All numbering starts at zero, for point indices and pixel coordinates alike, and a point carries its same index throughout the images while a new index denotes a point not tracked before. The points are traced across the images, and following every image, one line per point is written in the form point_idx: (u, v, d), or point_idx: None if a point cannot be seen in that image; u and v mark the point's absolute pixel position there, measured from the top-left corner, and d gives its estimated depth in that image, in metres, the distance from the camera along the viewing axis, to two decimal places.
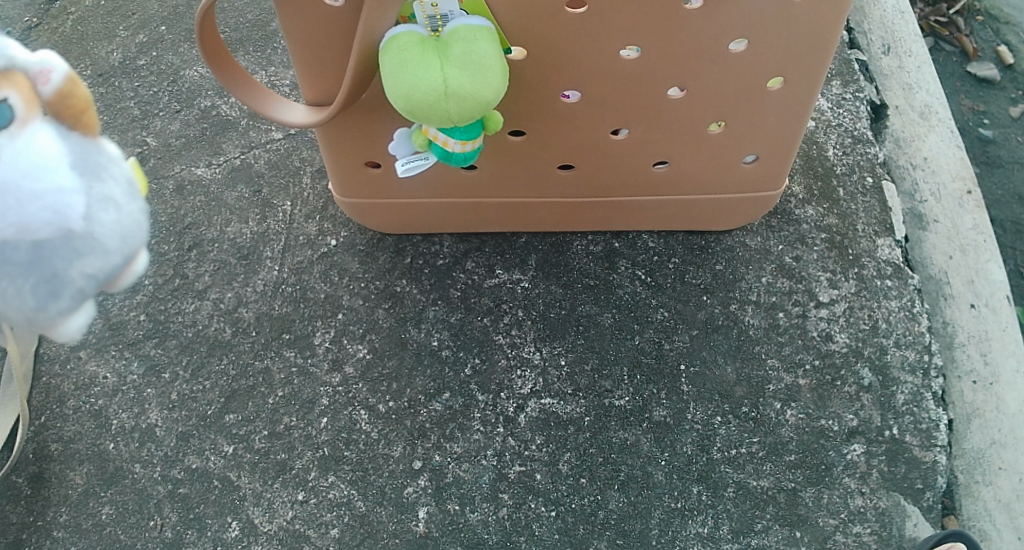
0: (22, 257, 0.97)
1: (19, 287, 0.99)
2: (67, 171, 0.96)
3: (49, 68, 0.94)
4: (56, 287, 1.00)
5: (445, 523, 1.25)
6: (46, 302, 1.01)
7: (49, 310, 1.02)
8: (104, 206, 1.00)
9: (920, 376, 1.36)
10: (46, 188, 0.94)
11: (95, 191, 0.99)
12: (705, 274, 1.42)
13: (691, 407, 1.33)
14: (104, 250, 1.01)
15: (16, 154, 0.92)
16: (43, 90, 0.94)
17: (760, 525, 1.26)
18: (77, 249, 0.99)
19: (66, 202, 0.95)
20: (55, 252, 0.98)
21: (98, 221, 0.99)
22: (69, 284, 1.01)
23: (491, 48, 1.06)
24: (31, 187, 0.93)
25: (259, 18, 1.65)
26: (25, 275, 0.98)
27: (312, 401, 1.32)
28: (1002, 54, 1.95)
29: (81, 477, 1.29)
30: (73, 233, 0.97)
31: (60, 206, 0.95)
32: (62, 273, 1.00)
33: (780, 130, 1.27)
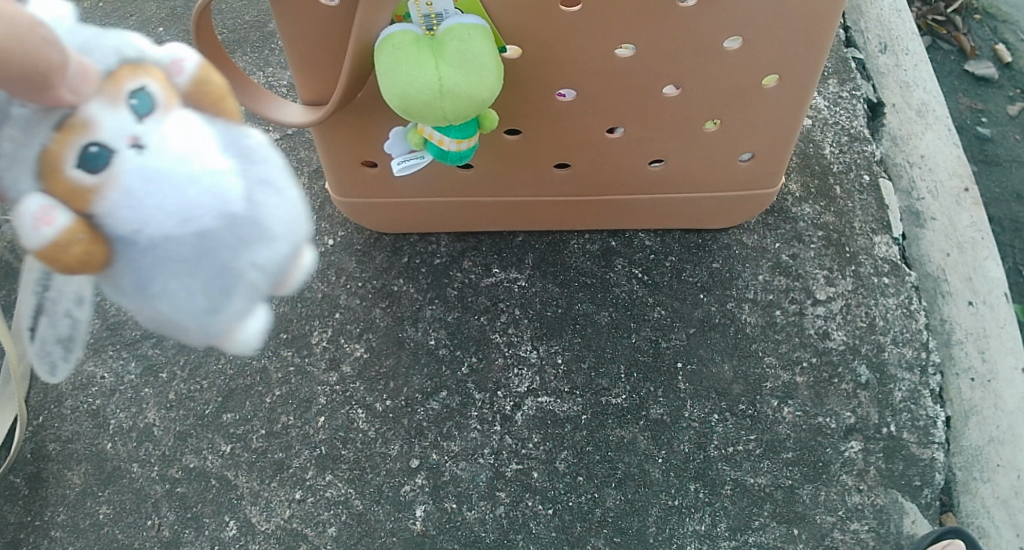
0: (188, 252, 0.76)
1: (189, 290, 0.78)
2: (208, 153, 0.76)
3: (180, 57, 0.80)
4: (229, 284, 0.79)
5: (442, 521, 1.25)
6: (217, 305, 0.79)
7: (223, 314, 0.80)
8: (264, 189, 0.79)
9: (918, 373, 1.36)
10: (213, 183, 0.75)
11: (250, 172, 0.79)
12: (701, 272, 1.42)
13: (688, 405, 1.33)
14: (269, 237, 0.79)
15: (158, 140, 0.75)
16: (177, 82, 0.80)
17: (757, 522, 1.26)
18: (246, 238, 0.78)
19: (224, 184, 0.76)
20: (209, 248, 0.76)
21: (259, 205, 0.78)
22: (240, 280, 0.79)
23: (486, 47, 1.06)
24: (184, 173, 0.74)
25: (256, 19, 1.66)
26: (195, 275, 0.77)
27: (310, 400, 1.32)
28: (1000, 52, 1.95)
29: (79, 476, 1.29)
30: (234, 219, 0.77)
31: (219, 190, 0.76)
32: (223, 269, 0.78)
33: (776, 128, 1.27)
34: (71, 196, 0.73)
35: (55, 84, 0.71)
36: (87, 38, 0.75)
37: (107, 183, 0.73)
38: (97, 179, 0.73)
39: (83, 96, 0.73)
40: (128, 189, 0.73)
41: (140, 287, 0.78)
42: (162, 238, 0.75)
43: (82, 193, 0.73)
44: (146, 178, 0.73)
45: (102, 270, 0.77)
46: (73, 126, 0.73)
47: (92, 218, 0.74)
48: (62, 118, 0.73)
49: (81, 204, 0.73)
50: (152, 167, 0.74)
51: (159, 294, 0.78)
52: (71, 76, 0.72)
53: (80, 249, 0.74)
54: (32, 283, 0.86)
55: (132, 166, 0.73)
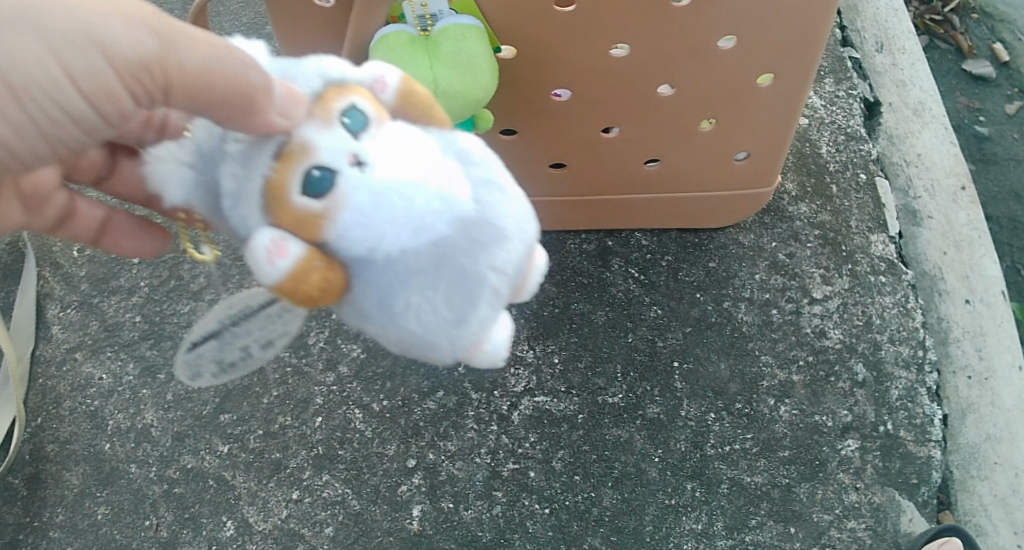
0: (425, 262, 0.78)
1: (433, 303, 0.80)
2: (434, 162, 0.79)
3: (382, 75, 0.83)
4: (469, 291, 0.80)
5: (439, 521, 1.25)
6: (463, 315, 0.81)
7: (471, 323, 0.81)
8: (489, 191, 0.81)
9: (915, 371, 1.36)
10: (436, 193, 0.78)
11: (472, 176, 0.81)
12: (698, 271, 1.43)
13: (684, 404, 1.33)
14: (505, 238, 0.81)
15: (374, 156, 0.77)
16: (384, 98, 0.82)
17: (754, 521, 1.26)
18: (479, 242, 0.79)
19: (449, 190, 0.78)
20: (446, 257, 0.78)
21: (486, 207, 0.80)
22: (483, 285, 0.80)
23: (480, 47, 1.07)
24: (408, 184, 0.77)
25: (253, 20, 1.66)
26: (433, 286, 0.79)
27: (307, 401, 1.32)
28: (998, 51, 1.95)
29: (77, 477, 1.30)
30: (466, 226, 0.79)
31: (446, 197, 0.78)
32: (468, 276, 0.79)
33: (772, 126, 1.27)
34: (300, 224, 0.76)
35: (262, 112, 0.77)
36: (290, 71, 0.82)
37: (333, 205, 0.76)
38: (322, 203, 0.76)
39: (294, 121, 0.77)
40: (358, 207, 0.76)
41: (381, 312, 0.80)
42: (397, 253, 0.77)
43: (311, 219, 0.76)
44: (371, 194, 0.76)
45: (332, 300, 0.80)
46: (291, 154, 0.77)
47: (323, 245, 0.77)
48: (279, 148, 0.77)
49: (310, 231, 0.77)
50: (374, 183, 0.76)
51: (404, 313, 0.80)
52: (276, 104, 0.77)
53: (317, 278, 0.77)
54: (218, 315, 0.87)
55: (353, 184, 0.76)
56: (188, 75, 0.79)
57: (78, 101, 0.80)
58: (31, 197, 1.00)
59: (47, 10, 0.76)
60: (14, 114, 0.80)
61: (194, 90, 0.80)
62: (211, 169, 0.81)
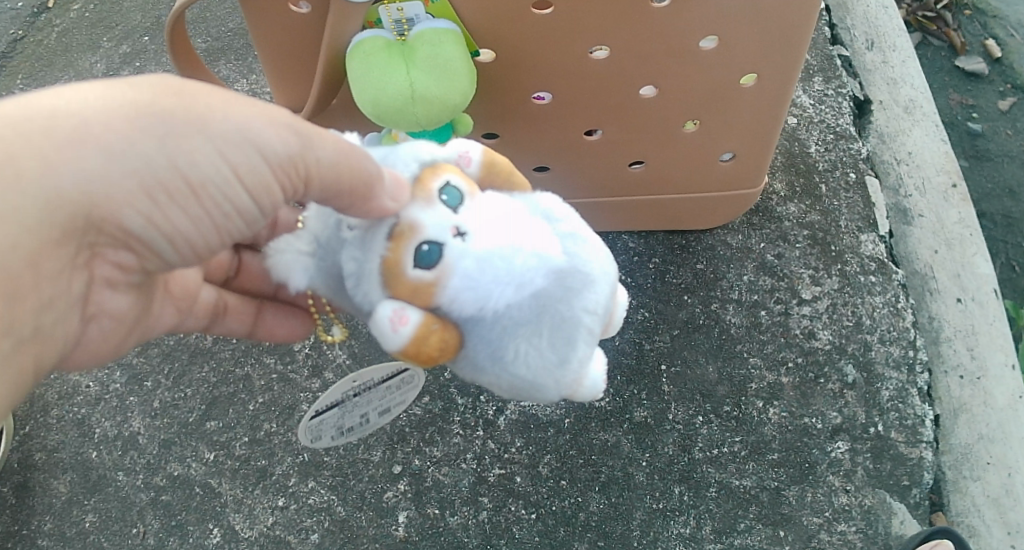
0: (528, 314, 0.84)
1: (539, 348, 0.85)
2: (526, 224, 0.86)
3: (467, 148, 0.89)
4: (570, 334, 0.85)
5: (425, 527, 1.25)
6: (566, 356, 0.86)
7: (573, 362, 0.86)
8: (574, 242, 0.88)
9: (905, 371, 1.34)
10: (530, 252, 0.84)
11: (557, 231, 0.88)
12: (685, 273, 1.42)
13: (672, 407, 1.32)
14: (596, 281, 0.87)
15: (474, 225, 0.83)
16: (470, 170, 0.88)
17: (743, 524, 1.25)
18: (572, 287, 0.85)
19: (541, 246, 0.85)
20: (545, 308, 0.85)
21: (574, 256, 0.87)
22: (579, 326, 0.86)
23: (457, 51, 1.06)
24: (507, 246, 0.83)
25: (240, 27, 1.67)
26: (537, 333, 0.85)
27: (292, 407, 1.32)
28: (990, 47, 1.94)
29: (64, 485, 1.30)
30: (561, 278, 0.85)
31: (539, 252, 0.85)
32: (569, 320, 0.85)
33: (755, 127, 1.26)
34: (415, 295, 0.82)
35: (376, 197, 0.82)
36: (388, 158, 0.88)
37: (443, 274, 0.82)
38: (434, 273, 0.82)
39: (403, 203, 0.83)
40: (466, 275, 0.82)
41: (492, 365, 0.86)
42: (504, 308, 0.84)
43: (425, 288, 0.82)
44: (477, 259, 0.82)
45: (447, 358, 0.86)
46: (402, 233, 0.82)
47: (436, 309, 0.84)
48: (391, 229, 0.83)
49: (425, 299, 0.82)
50: (478, 251, 0.82)
51: (514, 363, 0.85)
52: (386, 189, 0.83)
53: (436, 340, 0.83)
54: (344, 388, 1.00)
55: (461, 252, 0.82)
56: (328, 168, 0.84)
57: (243, 196, 0.84)
58: (183, 298, 1.05)
59: (215, 118, 0.80)
60: (198, 212, 0.83)
61: (326, 181, 0.84)
62: (330, 255, 0.87)
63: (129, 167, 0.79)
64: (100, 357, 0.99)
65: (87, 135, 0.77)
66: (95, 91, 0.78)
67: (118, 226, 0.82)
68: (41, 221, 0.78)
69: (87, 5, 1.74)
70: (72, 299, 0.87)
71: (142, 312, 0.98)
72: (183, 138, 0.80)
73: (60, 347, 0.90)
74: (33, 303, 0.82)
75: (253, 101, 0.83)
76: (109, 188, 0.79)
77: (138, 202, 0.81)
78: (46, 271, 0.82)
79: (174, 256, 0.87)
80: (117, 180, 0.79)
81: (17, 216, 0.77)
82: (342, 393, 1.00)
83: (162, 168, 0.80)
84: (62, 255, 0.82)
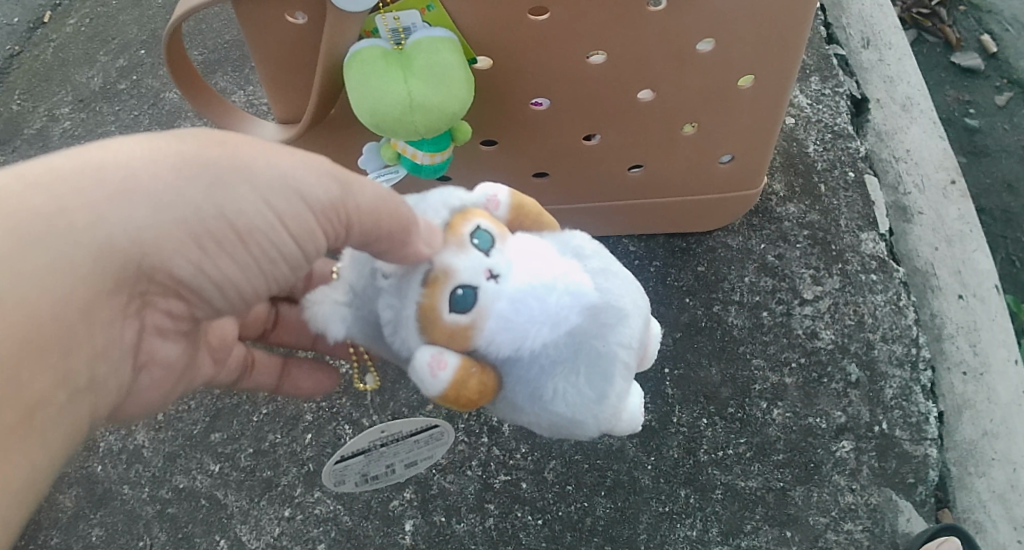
0: (563, 351, 0.90)
1: (576, 385, 0.90)
2: (556, 261, 0.90)
3: (494, 193, 0.92)
4: (605, 369, 0.90)
5: (432, 535, 1.25)
6: (602, 391, 0.91)
7: (610, 397, 0.91)
8: (605, 278, 0.93)
9: (909, 369, 1.34)
10: (563, 289, 0.88)
11: (587, 269, 0.93)
12: (686, 276, 1.42)
13: (676, 410, 1.32)
14: (626, 316, 0.92)
15: (507, 265, 0.86)
16: (498, 214, 0.92)
17: (750, 526, 1.25)
18: (605, 323, 0.90)
19: (574, 282, 0.89)
20: (581, 344, 0.90)
21: (606, 291, 0.92)
22: (615, 360, 0.91)
23: (455, 59, 1.06)
24: (542, 285, 0.87)
25: (236, 38, 1.67)
26: (573, 370, 0.90)
27: (296, 418, 1.32)
28: (985, 43, 1.94)
29: (71, 500, 1.29)
30: (593, 312, 0.90)
31: (573, 289, 0.89)
32: (604, 354, 0.90)
33: (753, 128, 1.26)
34: (452, 338, 0.85)
35: (413, 244, 0.84)
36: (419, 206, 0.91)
37: (479, 316, 0.85)
38: (470, 316, 0.85)
39: (436, 248, 0.86)
40: (502, 315, 0.85)
41: (531, 400, 0.91)
42: (539, 347, 0.89)
43: (461, 331, 0.85)
44: (513, 300, 0.85)
45: (486, 399, 0.90)
46: (437, 278, 0.84)
47: (473, 350, 0.87)
48: (426, 274, 0.85)
49: (462, 342, 0.86)
50: (512, 290, 0.85)
51: (552, 398, 0.91)
52: (422, 235, 0.85)
53: (475, 382, 0.87)
54: (372, 437, 1.05)
55: (497, 294, 0.85)
56: (371, 207, 0.86)
57: (288, 241, 0.85)
58: (221, 349, 1.07)
59: (261, 164, 0.82)
60: (247, 258, 0.84)
61: (368, 227, 0.86)
62: (366, 304, 0.90)
63: (175, 215, 0.79)
64: (148, 408, 0.99)
65: (137, 186, 0.78)
66: (139, 144, 0.79)
67: (168, 275, 0.82)
68: (94, 269, 0.77)
69: (83, 19, 1.74)
70: (126, 348, 0.87)
71: (188, 361, 1.00)
72: (230, 183, 0.81)
73: (115, 397, 0.89)
74: (88, 354, 0.81)
75: (294, 148, 0.85)
76: (160, 236, 0.79)
77: (188, 250, 0.81)
78: (101, 318, 0.81)
79: (223, 301, 0.88)
80: (170, 229, 0.79)
81: (71, 266, 0.76)
82: (370, 442, 1.05)
83: (211, 214, 0.80)
84: (114, 305, 0.82)
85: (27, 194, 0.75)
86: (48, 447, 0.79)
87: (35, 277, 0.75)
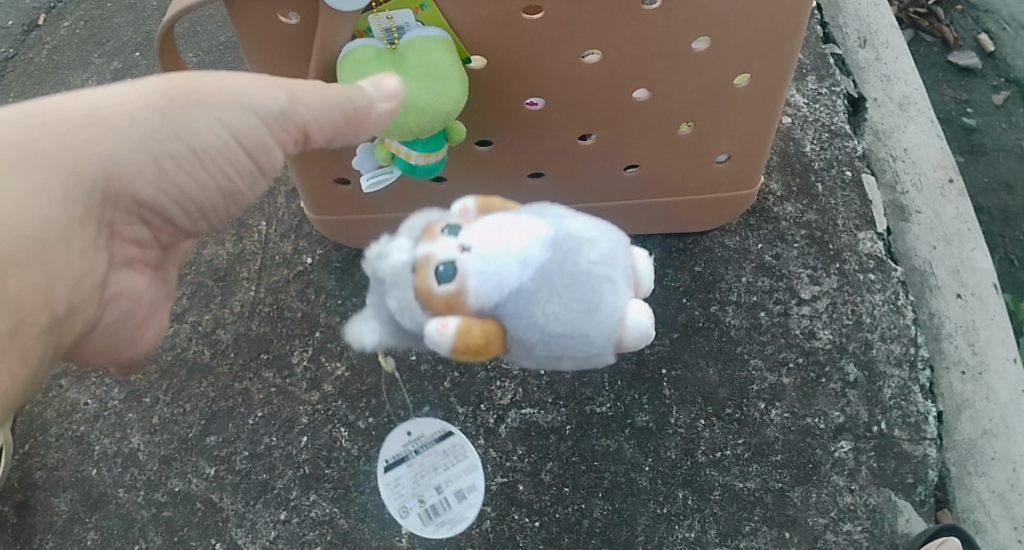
0: (547, 282, 0.88)
1: (565, 303, 0.88)
2: (517, 217, 0.91)
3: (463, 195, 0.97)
4: (586, 285, 0.88)
5: (428, 537, 1.24)
6: (592, 302, 0.88)
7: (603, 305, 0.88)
8: (563, 215, 0.92)
9: (907, 369, 1.34)
10: (524, 231, 0.88)
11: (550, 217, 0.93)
12: (684, 276, 1.41)
13: (673, 410, 1.31)
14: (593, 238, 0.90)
15: (472, 233, 0.89)
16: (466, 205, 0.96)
17: (748, 527, 1.25)
18: (572, 247, 0.89)
19: (533, 226, 0.90)
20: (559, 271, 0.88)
21: (566, 223, 0.91)
22: (592, 276, 0.88)
23: (448, 58, 1.06)
24: (504, 235, 0.88)
25: (230, 40, 1.67)
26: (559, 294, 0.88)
27: (292, 420, 1.31)
28: (982, 42, 1.94)
29: (66, 503, 1.28)
30: (558, 243, 0.89)
31: (533, 231, 0.89)
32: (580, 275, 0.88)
33: (750, 127, 1.26)
34: (447, 307, 0.88)
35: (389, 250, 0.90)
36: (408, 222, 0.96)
37: (460, 280, 0.87)
38: (455, 283, 0.87)
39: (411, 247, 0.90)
40: (479, 276, 0.87)
41: (539, 337, 0.89)
42: (524, 286, 0.88)
43: (451, 299, 0.87)
44: (483, 258, 0.87)
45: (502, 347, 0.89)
46: (419, 264, 0.89)
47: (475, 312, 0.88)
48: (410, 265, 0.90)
49: (458, 307, 0.87)
50: (479, 251, 0.87)
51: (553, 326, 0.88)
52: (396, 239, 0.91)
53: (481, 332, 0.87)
54: None
55: (468, 258, 0.87)
56: (322, 117, 0.96)
57: (236, 151, 0.97)
58: (132, 290, 1.09)
59: (214, 86, 0.94)
60: (202, 174, 0.98)
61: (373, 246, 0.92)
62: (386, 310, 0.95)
63: (142, 135, 0.92)
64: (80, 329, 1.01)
65: (117, 126, 0.91)
66: (120, 91, 0.92)
67: (130, 191, 0.96)
68: (68, 196, 0.90)
69: (77, 22, 1.74)
70: (77, 260, 0.94)
71: (153, 296, 1.14)
72: (189, 112, 0.93)
73: (55, 313, 0.92)
74: (36, 269, 0.89)
75: (242, 74, 0.95)
76: (148, 189, 0.96)
77: (148, 169, 0.94)
78: (70, 242, 0.92)
79: (183, 217, 1.03)
80: (138, 153, 0.93)
81: (60, 184, 0.89)
82: None
83: (169, 140, 0.94)
84: (84, 231, 0.94)
85: (24, 127, 0.87)
86: (20, 358, 0.89)
87: (20, 194, 0.87)
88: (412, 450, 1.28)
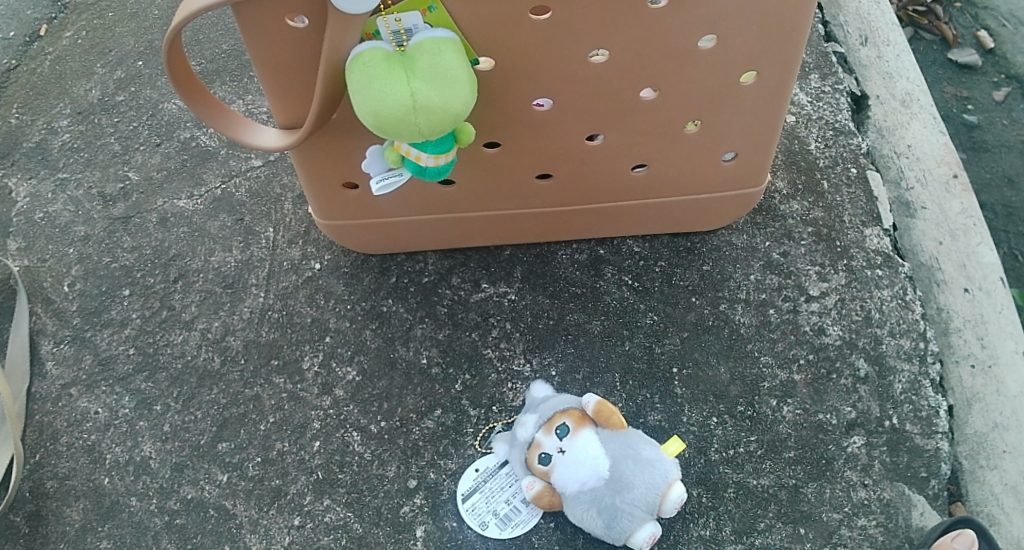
0: (594, 491, 1.18)
1: (591, 495, 1.18)
2: (590, 440, 1.19)
3: (567, 425, 1.20)
4: (614, 483, 1.17)
5: (443, 540, 1.24)
6: (613, 515, 1.17)
7: (616, 528, 1.18)
8: (622, 457, 1.19)
9: (917, 363, 1.34)
10: (591, 456, 1.18)
11: (612, 454, 1.19)
12: (692, 275, 1.41)
13: (686, 409, 1.31)
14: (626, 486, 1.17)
15: (563, 446, 1.19)
16: (581, 420, 1.21)
17: (763, 524, 1.24)
18: (617, 484, 1.17)
19: (597, 452, 1.18)
20: (600, 497, 1.17)
21: (617, 467, 1.18)
22: (618, 521, 1.17)
23: (458, 60, 1.05)
24: (579, 454, 1.18)
25: (233, 47, 1.68)
26: (597, 495, 1.18)
27: (304, 426, 1.31)
28: (981, 38, 1.96)
29: (78, 513, 1.27)
30: (616, 465, 1.18)
31: (597, 452, 1.18)
32: (612, 515, 1.17)
33: (756, 124, 1.26)
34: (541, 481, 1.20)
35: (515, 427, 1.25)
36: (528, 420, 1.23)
37: (547, 470, 1.19)
38: (546, 468, 1.19)
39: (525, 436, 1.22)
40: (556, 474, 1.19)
41: (583, 510, 1.19)
42: (577, 491, 1.18)
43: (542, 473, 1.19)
44: (565, 467, 1.18)
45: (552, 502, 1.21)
46: (531, 454, 1.20)
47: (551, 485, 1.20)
48: (526, 446, 1.21)
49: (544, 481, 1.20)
50: (567, 449, 1.19)
51: (584, 513, 1.19)
52: (518, 423, 1.24)
53: (547, 499, 1.20)
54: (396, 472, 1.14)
55: (552, 464, 1.19)
56: None
57: None
58: None
59: None
60: None
61: None
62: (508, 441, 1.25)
63: None
64: None
65: None
66: None
67: None
68: None
69: (79, 32, 1.74)
70: None
71: None
72: None
73: None
74: None
75: None
76: None
77: None
78: None
79: None
80: None
81: None
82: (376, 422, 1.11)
83: None
84: None
85: None
86: None
87: None
88: (482, 481, 1.26)
